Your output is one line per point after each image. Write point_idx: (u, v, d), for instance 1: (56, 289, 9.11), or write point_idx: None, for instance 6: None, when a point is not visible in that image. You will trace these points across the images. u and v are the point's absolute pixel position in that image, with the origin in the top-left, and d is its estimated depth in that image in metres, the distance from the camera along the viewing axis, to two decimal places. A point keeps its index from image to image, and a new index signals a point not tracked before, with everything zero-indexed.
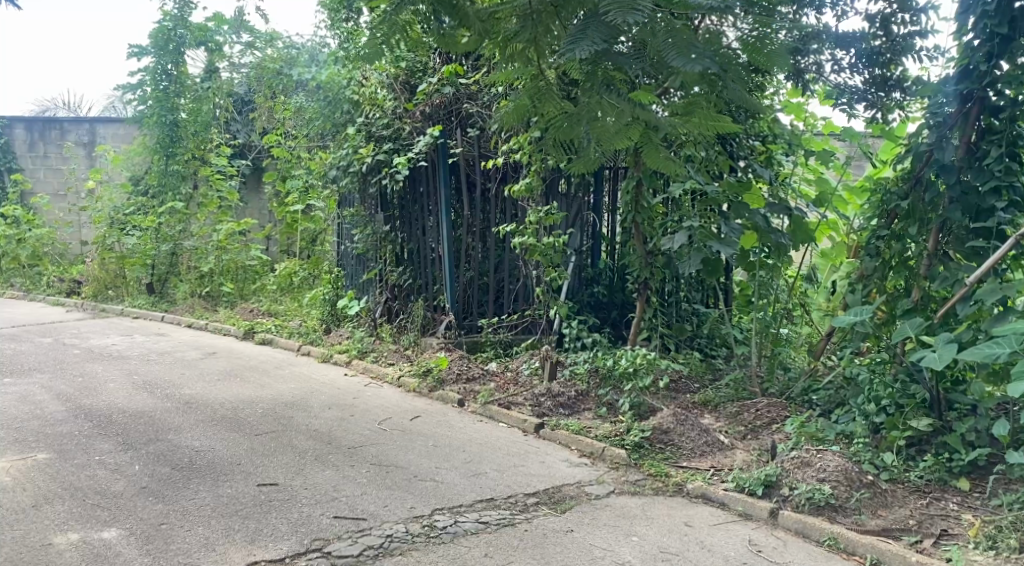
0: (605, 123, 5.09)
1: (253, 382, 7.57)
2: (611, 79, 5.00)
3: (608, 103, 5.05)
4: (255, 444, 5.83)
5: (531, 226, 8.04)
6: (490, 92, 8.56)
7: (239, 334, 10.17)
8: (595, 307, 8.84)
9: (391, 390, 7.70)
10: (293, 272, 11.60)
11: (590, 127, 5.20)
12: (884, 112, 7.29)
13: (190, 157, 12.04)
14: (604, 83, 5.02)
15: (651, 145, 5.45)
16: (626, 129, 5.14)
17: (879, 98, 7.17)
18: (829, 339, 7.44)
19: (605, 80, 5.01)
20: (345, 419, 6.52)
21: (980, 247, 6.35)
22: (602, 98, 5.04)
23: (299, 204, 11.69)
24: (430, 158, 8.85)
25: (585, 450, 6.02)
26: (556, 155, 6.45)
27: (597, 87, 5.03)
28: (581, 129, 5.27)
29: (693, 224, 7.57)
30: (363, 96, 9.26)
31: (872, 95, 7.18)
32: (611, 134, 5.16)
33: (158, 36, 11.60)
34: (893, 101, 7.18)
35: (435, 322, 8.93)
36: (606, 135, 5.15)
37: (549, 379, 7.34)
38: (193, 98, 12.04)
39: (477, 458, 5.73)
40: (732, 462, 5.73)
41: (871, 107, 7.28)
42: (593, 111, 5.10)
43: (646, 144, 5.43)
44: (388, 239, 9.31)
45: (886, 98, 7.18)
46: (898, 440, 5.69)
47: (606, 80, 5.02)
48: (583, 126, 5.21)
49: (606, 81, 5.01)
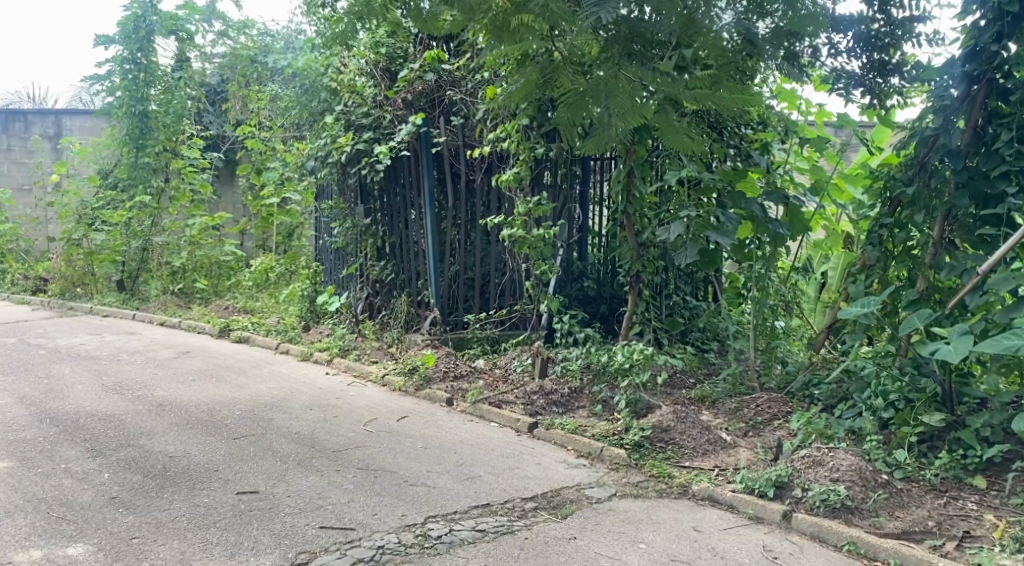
0: (619, 100, 4.79)
1: (230, 382, 7.22)
2: (633, 48, 4.86)
3: (628, 75, 4.82)
4: (234, 449, 5.49)
5: (520, 218, 7.73)
6: (474, 77, 8.23)
7: (213, 331, 9.79)
8: (584, 301, 8.54)
9: (375, 388, 7.40)
10: (269, 267, 11.26)
11: (608, 102, 4.80)
12: (881, 99, 6.96)
13: (161, 149, 11.58)
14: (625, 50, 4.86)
15: (666, 124, 5.20)
16: (637, 107, 4.86)
17: (877, 83, 6.81)
18: (829, 333, 7.12)
19: (627, 49, 4.85)
20: (328, 421, 6.19)
21: (990, 234, 6.14)
22: (620, 72, 4.81)
23: (275, 196, 11.33)
24: (412, 147, 8.54)
25: (582, 450, 5.73)
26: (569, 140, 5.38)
27: (621, 52, 4.84)
28: (597, 106, 4.83)
29: (690, 213, 7.24)
30: (342, 83, 8.91)
31: (870, 80, 6.79)
32: (630, 111, 4.84)
33: (127, 25, 11.24)
34: (891, 86, 6.88)
35: (420, 318, 8.62)
36: (624, 112, 4.80)
37: (539, 376, 7.04)
38: (164, 88, 11.64)
39: (469, 461, 5.42)
40: (736, 462, 5.47)
41: (868, 94, 6.92)
42: (609, 84, 4.83)
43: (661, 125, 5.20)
44: (369, 232, 9.01)
45: (884, 84, 6.86)
46: (909, 437, 5.45)
47: (629, 49, 4.87)
48: (602, 97, 4.80)
49: (629, 50, 4.86)
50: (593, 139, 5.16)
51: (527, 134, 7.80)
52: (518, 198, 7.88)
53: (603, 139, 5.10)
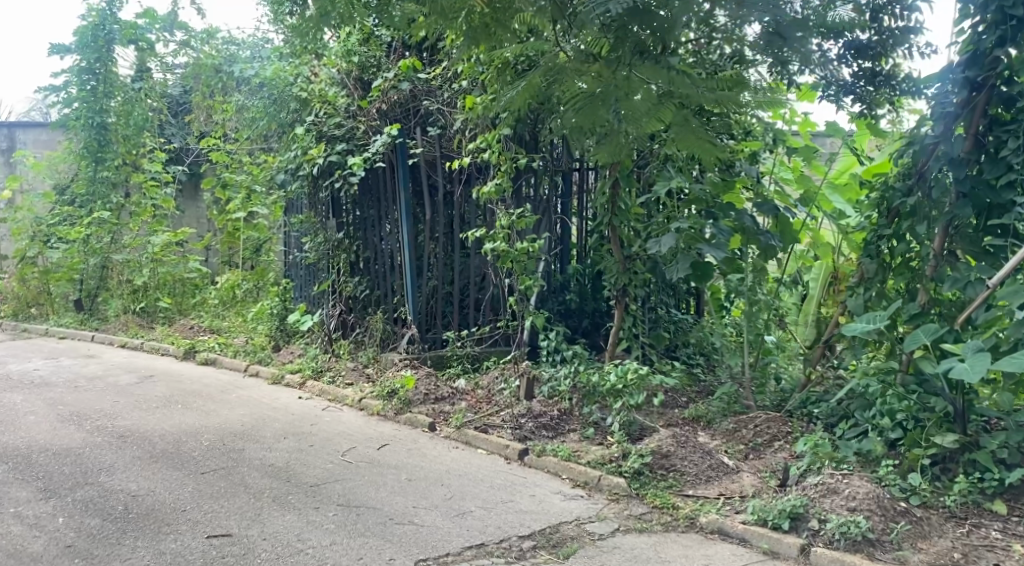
0: (632, 102, 4.84)
1: (197, 409, 6.79)
2: (645, 47, 4.73)
3: (639, 76, 4.79)
4: (202, 485, 5.07)
5: (503, 231, 7.38)
6: (451, 86, 7.90)
7: (178, 353, 9.33)
8: (566, 315, 8.14)
9: (352, 413, 7.01)
10: (235, 284, 10.79)
11: (619, 106, 4.86)
12: (873, 108, 6.46)
13: (121, 162, 11.15)
14: (635, 48, 4.72)
15: (684, 126, 5.21)
16: (655, 108, 4.93)
17: (868, 92, 6.35)
18: (828, 346, 6.80)
19: (639, 48, 4.72)
20: (303, 451, 5.79)
21: (996, 245, 5.93)
22: (631, 73, 4.78)
23: (242, 211, 10.81)
24: (387, 157, 8.18)
25: (578, 480, 5.43)
26: (579, 138, 5.73)
27: (630, 50, 4.71)
28: (607, 111, 4.90)
29: (680, 224, 6.87)
30: (312, 93, 8.52)
31: (861, 89, 6.35)
32: (642, 115, 4.90)
33: (85, 33, 10.79)
34: (883, 95, 6.37)
35: (396, 336, 8.20)
36: (637, 116, 4.88)
37: (525, 398, 6.67)
38: (124, 100, 11.18)
39: (458, 494, 5.06)
40: (742, 488, 5.19)
41: (859, 102, 6.44)
42: (621, 90, 4.84)
43: (679, 127, 5.21)
44: (342, 246, 8.59)
45: (876, 93, 6.36)
46: (921, 459, 5.15)
47: (642, 48, 4.73)
48: (612, 101, 4.86)
49: (640, 48, 4.72)
50: (612, 141, 5.30)
51: (507, 145, 7.47)
52: (500, 210, 7.51)
53: (620, 140, 5.25)
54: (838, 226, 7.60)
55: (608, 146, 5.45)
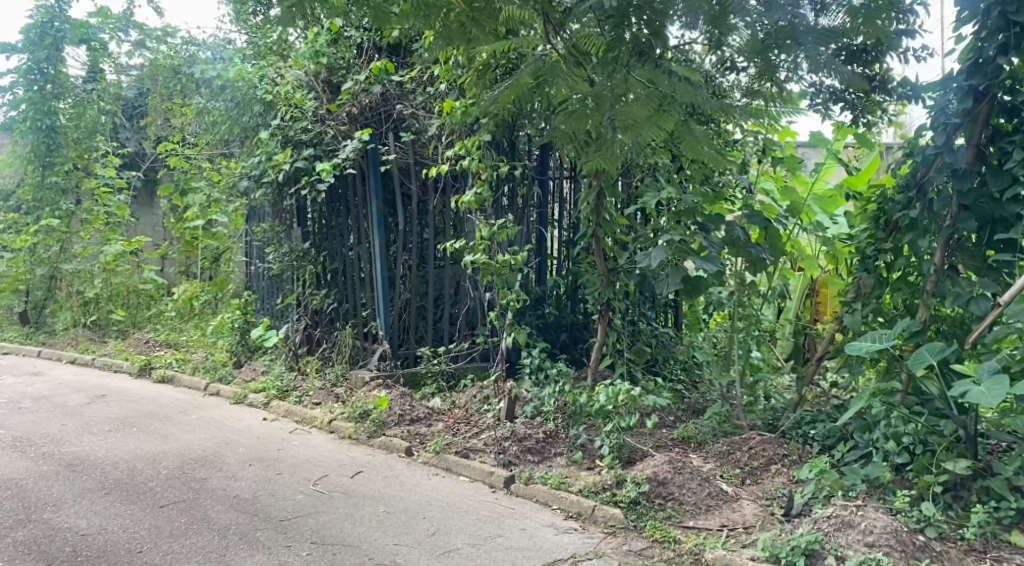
0: (633, 108, 4.41)
1: (155, 432, 6.32)
2: (645, 46, 4.42)
3: (635, 79, 4.40)
4: (161, 521, 4.65)
5: (482, 242, 7.02)
6: (425, 91, 7.55)
7: (132, 370, 8.81)
8: (544, 329, 7.75)
9: (322, 436, 6.59)
10: (193, 295, 10.24)
11: (614, 111, 4.46)
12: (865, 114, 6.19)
13: (71, 167, 10.56)
14: (636, 48, 4.41)
15: (688, 135, 4.86)
16: (657, 117, 4.51)
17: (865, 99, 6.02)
18: (820, 363, 6.39)
19: (638, 48, 4.41)
20: (270, 480, 5.36)
21: (1005, 260, 5.67)
22: (629, 76, 4.40)
23: (201, 218, 10.25)
24: (359, 164, 7.81)
25: (571, 510, 5.13)
26: (571, 142, 5.34)
27: (627, 53, 4.41)
28: (602, 115, 4.51)
29: (670, 236, 6.60)
30: (277, 96, 8.06)
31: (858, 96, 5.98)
32: (637, 128, 4.49)
33: (31, 31, 10.26)
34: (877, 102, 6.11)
35: (367, 352, 7.83)
36: (636, 124, 4.44)
37: (507, 419, 6.31)
38: (74, 101, 10.62)
39: (442, 528, 4.79)
40: (745, 519, 4.92)
41: (851, 109, 6.10)
42: (615, 91, 4.43)
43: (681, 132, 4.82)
44: (308, 257, 8.12)
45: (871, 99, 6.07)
46: (933, 486, 4.90)
47: (641, 49, 4.42)
48: (607, 107, 4.46)
49: (639, 49, 4.42)
50: (606, 149, 4.92)
51: (487, 152, 7.15)
52: (479, 221, 7.15)
53: (615, 149, 4.86)
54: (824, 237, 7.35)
55: (600, 154, 5.11)
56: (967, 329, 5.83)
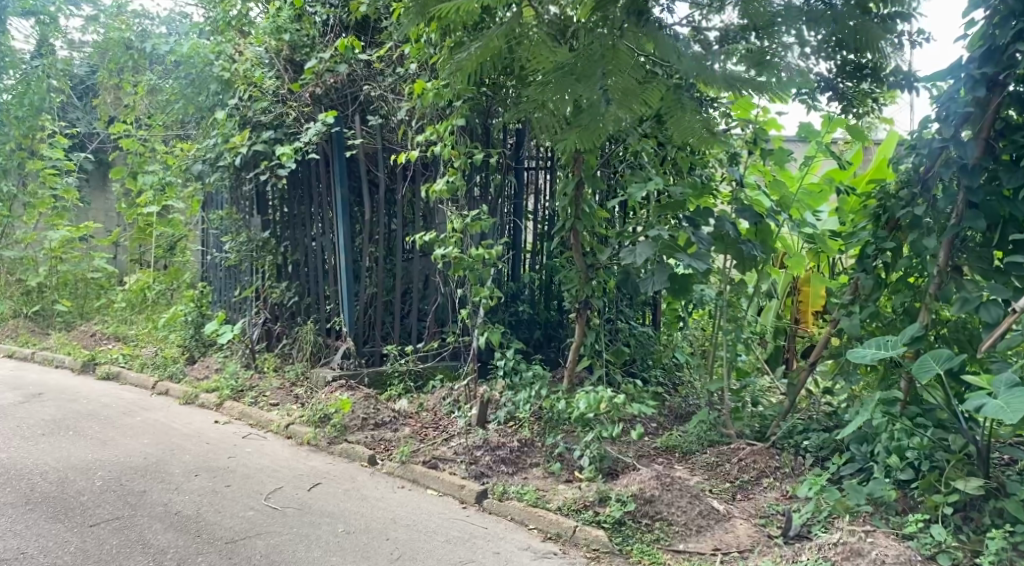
0: (618, 82, 3.81)
1: (93, 436, 5.79)
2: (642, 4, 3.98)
3: (627, 47, 3.86)
4: (88, 544, 4.29)
5: (454, 235, 6.53)
6: (395, 71, 7.04)
7: (76, 365, 8.24)
8: (516, 326, 7.30)
9: (279, 442, 6.09)
10: (146, 285, 9.62)
11: (605, 85, 3.84)
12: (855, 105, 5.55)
13: (14, 148, 9.91)
14: (631, 8, 3.97)
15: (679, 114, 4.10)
16: (645, 90, 3.86)
17: (855, 91, 5.28)
18: (812, 368, 5.99)
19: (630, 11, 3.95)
20: (217, 493, 4.92)
21: (1015, 263, 5.28)
22: (619, 42, 3.85)
23: (155, 204, 9.62)
24: (322, 148, 7.28)
25: (549, 531, 4.72)
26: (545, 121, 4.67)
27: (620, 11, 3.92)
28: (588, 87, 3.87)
29: (659, 232, 6.14)
30: (236, 74, 7.54)
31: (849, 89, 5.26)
32: (631, 92, 3.85)
33: None
34: (867, 93, 5.41)
35: (329, 349, 7.31)
36: (629, 95, 3.82)
37: (479, 425, 5.87)
38: (18, 77, 10.01)
39: (408, 552, 4.41)
40: (738, 541, 4.59)
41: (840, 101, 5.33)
42: (601, 54, 3.88)
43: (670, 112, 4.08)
44: (268, 247, 7.62)
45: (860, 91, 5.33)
46: (942, 507, 4.55)
47: (639, 8, 3.98)
48: (597, 72, 3.83)
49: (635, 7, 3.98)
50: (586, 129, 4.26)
51: (461, 138, 6.66)
52: (451, 212, 6.64)
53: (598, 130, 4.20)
54: (810, 236, 6.84)
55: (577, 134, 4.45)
56: (970, 336, 5.47)
